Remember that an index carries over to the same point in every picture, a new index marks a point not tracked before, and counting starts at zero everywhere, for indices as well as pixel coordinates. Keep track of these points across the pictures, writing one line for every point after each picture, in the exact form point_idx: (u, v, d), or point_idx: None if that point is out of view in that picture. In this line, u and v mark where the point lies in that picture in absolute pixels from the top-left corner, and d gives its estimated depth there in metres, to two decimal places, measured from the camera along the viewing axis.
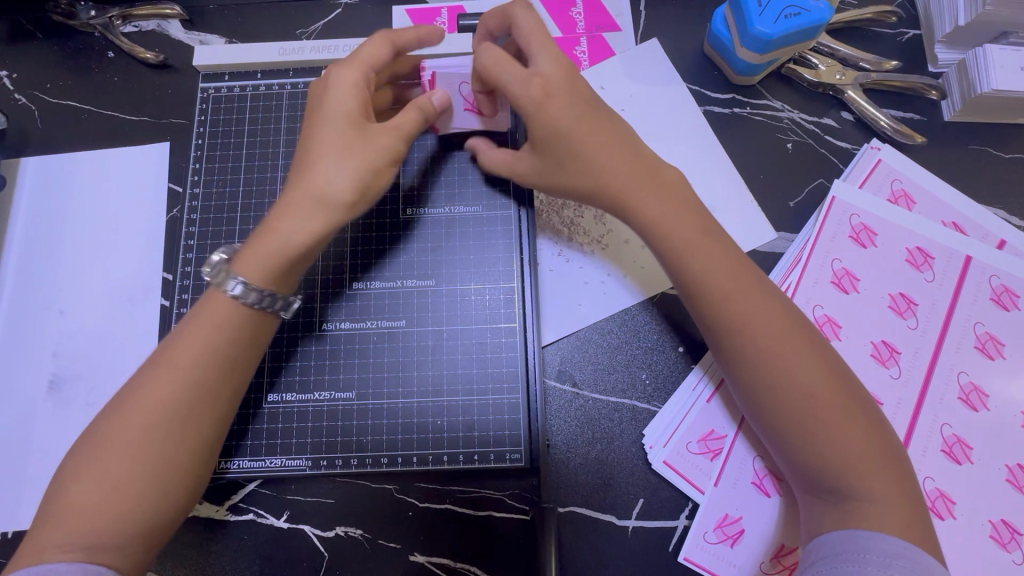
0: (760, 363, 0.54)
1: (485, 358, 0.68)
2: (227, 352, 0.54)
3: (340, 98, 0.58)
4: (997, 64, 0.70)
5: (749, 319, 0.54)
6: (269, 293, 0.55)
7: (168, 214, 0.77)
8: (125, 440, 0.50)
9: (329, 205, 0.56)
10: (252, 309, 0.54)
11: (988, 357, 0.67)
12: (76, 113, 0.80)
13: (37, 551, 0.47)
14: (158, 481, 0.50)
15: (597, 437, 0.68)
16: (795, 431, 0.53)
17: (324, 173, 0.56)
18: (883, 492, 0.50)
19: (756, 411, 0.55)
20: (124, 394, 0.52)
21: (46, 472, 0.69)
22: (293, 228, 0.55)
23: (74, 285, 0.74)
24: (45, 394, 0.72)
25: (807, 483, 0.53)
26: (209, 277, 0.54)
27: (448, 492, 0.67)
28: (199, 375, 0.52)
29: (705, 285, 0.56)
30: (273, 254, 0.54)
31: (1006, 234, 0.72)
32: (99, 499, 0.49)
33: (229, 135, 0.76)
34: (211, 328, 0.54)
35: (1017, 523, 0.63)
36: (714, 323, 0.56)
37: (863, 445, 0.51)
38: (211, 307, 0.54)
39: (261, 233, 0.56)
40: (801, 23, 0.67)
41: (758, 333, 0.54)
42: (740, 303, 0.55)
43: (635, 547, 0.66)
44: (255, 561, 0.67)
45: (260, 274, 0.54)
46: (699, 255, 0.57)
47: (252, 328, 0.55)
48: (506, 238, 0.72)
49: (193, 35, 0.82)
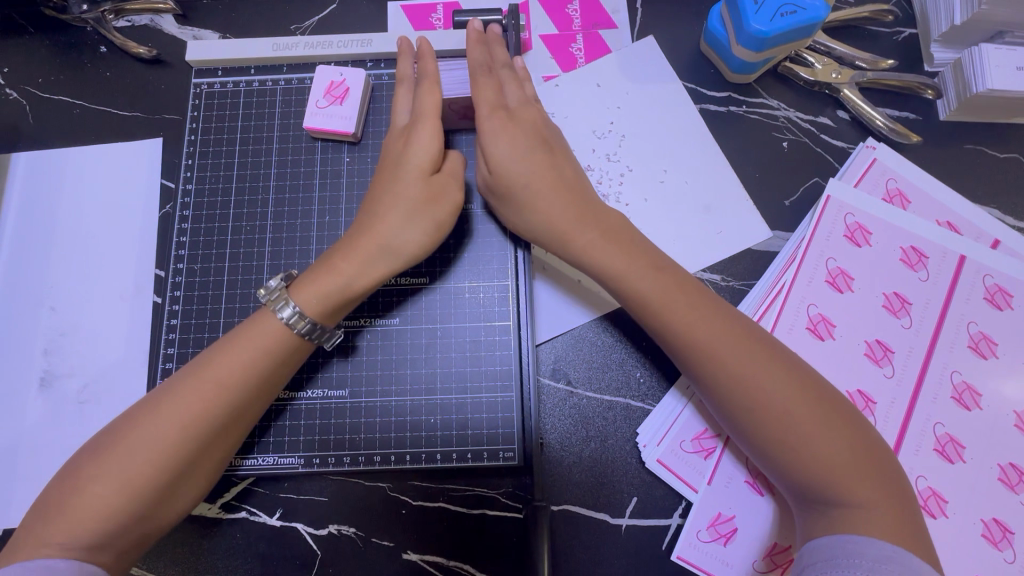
0: (729, 381, 0.54)
1: (478, 356, 0.68)
2: (260, 373, 0.56)
3: (414, 150, 0.60)
4: (993, 63, 0.70)
5: (711, 342, 0.55)
6: (321, 325, 0.59)
7: (161, 210, 0.77)
8: (152, 447, 0.51)
9: (397, 254, 0.60)
10: (301, 338, 0.58)
11: (981, 356, 0.67)
12: (68, 108, 0.79)
13: (36, 546, 0.48)
14: (171, 490, 0.52)
15: (591, 436, 0.68)
16: (773, 444, 0.53)
17: (392, 224, 0.59)
18: (869, 495, 0.50)
19: (733, 427, 0.55)
20: (153, 398, 0.54)
21: (38, 469, 0.68)
22: (356, 271, 0.59)
23: (66, 280, 0.74)
24: (36, 391, 0.71)
25: (794, 491, 0.53)
26: (267, 300, 0.58)
27: (441, 490, 0.67)
28: (234, 394, 0.54)
29: (663, 308, 0.56)
30: (333, 294, 0.58)
31: (1001, 233, 0.72)
32: (118, 500, 0.50)
33: (223, 132, 0.75)
34: (251, 349, 0.56)
35: (1009, 521, 0.63)
36: (678, 344, 0.56)
37: (843, 450, 0.51)
38: (261, 329, 0.57)
39: (320, 273, 0.59)
40: (799, 21, 0.66)
41: (723, 351, 0.54)
42: (700, 326, 0.55)
43: (629, 545, 0.66)
44: (248, 559, 0.66)
45: (319, 311, 0.58)
46: (651, 279, 0.58)
47: (291, 354, 0.58)
48: (500, 236, 0.71)
49: (187, 30, 0.81)
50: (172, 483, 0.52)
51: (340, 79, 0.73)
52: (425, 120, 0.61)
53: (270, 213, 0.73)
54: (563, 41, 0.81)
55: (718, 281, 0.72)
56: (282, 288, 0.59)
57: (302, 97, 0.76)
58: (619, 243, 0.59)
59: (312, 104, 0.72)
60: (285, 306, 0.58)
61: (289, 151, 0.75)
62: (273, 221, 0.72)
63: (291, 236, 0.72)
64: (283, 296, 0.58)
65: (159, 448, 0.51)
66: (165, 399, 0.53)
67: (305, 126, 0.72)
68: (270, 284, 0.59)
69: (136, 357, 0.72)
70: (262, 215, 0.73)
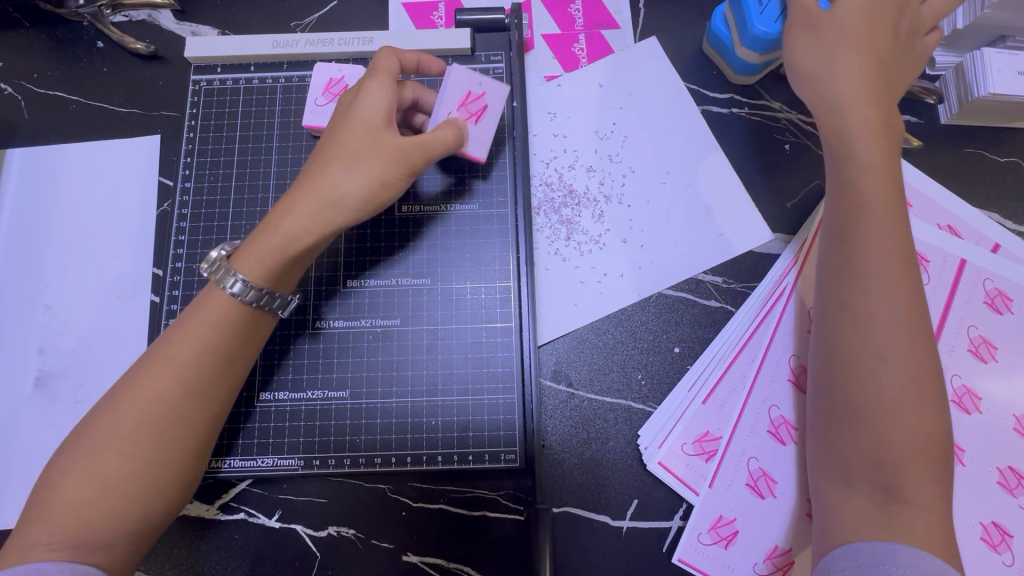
0: (868, 320, 0.51)
1: (480, 357, 0.68)
2: (216, 353, 0.54)
3: (354, 110, 0.59)
4: (995, 67, 0.69)
5: (873, 273, 0.52)
6: (270, 291, 0.56)
7: (159, 208, 0.76)
8: (116, 437, 0.50)
9: (339, 207, 0.57)
10: (249, 306, 0.56)
11: (981, 360, 0.68)
12: (64, 104, 0.78)
13: (24, 548, 0.47)
14: (149, 480, 0.51)
15: (592, 438, 0.68)
16: (865, 408, 0.50)
17: (332, 176, 0.57)
18: (927, 501, 0.48)
19: (833, 375, 0.53)
20: (115, 390, 0.53)
21: (31, 470, 0.67)
22: (295, 227, 0.56)
23: (61, 279, 0.73)
24: (31, 390, 0.70)
25: (845, 463, 0.51)
26: (209, 273, 0.56)
27: (442, 491, 0.67)
28: (188, 375, 0.53)
29: (848, 223, 0.54)
30: (274, 255, 0.56)
31: (1001, 237, 0.72)
32: (93, 493, 0.49)
33: (221, 128, 0.75)
34: (205, 325, 0.55)
35: (1008, 524, 0.63)
36: (841, 271, 0.54)
37: (924, 450, 0.49)
38: (209, 304, 0.55)
39: (259, 236, 0.57)
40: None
41: (876, 293, 0.51)
42: (869, 254, 0.52)
43: (629, 547, 0.65)
44: (247, 561, 0.66)
45: (262, 274, 0.56)
46: (862, 191, 0.54)
47: (246, 324, 0.57)
48: (502, 237, 0.71)
49: (185, 25, 0.80)
50: (143, 472, 0.51)
51: (337, 75, 0.73)
52: (372, 81, 0.60)
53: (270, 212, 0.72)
54: (565, 40, 0.81)
55: (721, 283, 0.72)
56: (221, 258, 0.57)
57: (302, 95, 0.75)
58: (867, 149, 0.55)
59: (311, 97, 0.73)
60: (225, 273, 0.56)
61: (290, 149, 0.74)
62: None
63: None
64: (224, 266, 0.56)
65: (122, 437, 0.50)
66: (126, 389, 0.52)
67: (304, 124, 0.73)
68: (210, 258, 0.57)
69: (133, 357, 0.71)
70: (261, 214, 0.72)
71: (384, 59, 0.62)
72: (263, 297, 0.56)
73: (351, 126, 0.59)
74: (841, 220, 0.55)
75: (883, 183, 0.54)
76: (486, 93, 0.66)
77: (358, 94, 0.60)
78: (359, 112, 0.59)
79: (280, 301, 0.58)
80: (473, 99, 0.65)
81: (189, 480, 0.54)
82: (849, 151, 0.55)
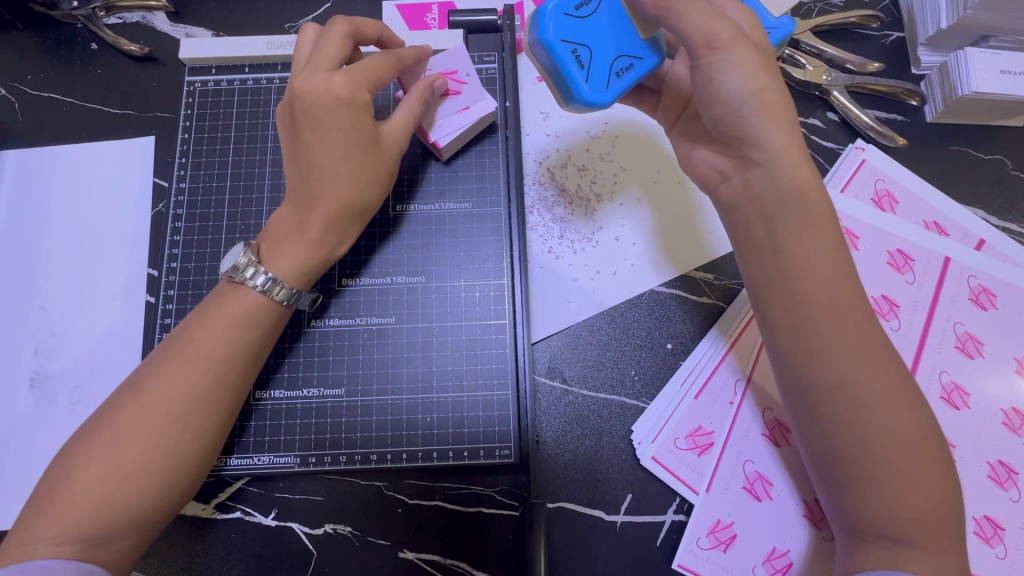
0: (844, 387, 0.52)
1: (475, 354, 0.69)
2: (239, 354, 0.55)
3: (333, 103, 0.57)
4: (977, 67, 0.71)
5: (842, 340, 0.52)
6: (299, 291, 0.58)
7: (153, 209, 0.76)
8: (142, 427, 0.51)
9: (361, 214, 0.60)
10: (281, 306, 0.57)
11: (968, 356, 0.69)
12: (58, 106, 0.78)
13: (24, 544, 0.47)
14: (170, 473, 0.51)
15: (586, 433, 0.69)
16: (865, 469, 0.51)
17: (345, 184, 0.58)
18: (936, 543, 0.50)
19: (818, 441, 0.54)
20: (139, 383, 0.53)
21: (25, 471, 0.67)
22: (324, 233, 0.58)
23: (55, 281, 0.73)
24: (26, 391, 0.70)
25: (852, 520, 0.53)
26: (234, 273, 0.57)
27: (438, 488, 0.67)
28: (218, 369, 0.54)
29: (799, 296, 0.53)
30: (312, 261, 0.58)
31: (985, 234, 0.73)
32: (109, 484, 0.49)
33: (216, 129, 0.75)
34: (230, 325, 0.55)
35: (998, 517, 0.64)
36: (805, 344, 0.53)
37: (931, 495, 0.51)
38: (232, 303, 0.56)
39: (284, 243, 0.57)
40: (634, 79, 0.58)
41: (846, 362, 0.52)
42: (830, 322, 0.52)
43: (625, 541, 0.66)
44: (243, 560, 0.66)
45: (298, 280, 0.58)
46: (796, 258, 0.54)
47: (272, 330, 0.58)
48: (495, 236, 0.72)
49: (180, 27, 0.81)
50: (162, 465, 0.51)
51: None
52: (340, 72, 0.58)
53: (265, 212, 0.73)
54: None
55: (712, 280, 0.73)
56: (250, 258, 0.57)
57: None
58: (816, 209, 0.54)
59: None
60: (254, 272, 0.56)
61: (284, 150, 0.75)
62: (268, 219, 0.72)
63: None
64: (253, 267, 0.56)
65: (149, 430, 0.51)
66: (150, 381, 0.52)
67: None
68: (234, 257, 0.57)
69: (129, 358, 0.71)
70: (257, 213, 0.73)
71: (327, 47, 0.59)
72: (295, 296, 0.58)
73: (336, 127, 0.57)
74: (783, 294, 0.54)
75: (829, 239, 0.54)
76: (468, 84, 0.68)
77: (325, 88, 0.57)
78: (343, 108, 0.57)
79: (306, 298, 0.60)
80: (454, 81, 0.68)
81: (203, 479, 0.55)
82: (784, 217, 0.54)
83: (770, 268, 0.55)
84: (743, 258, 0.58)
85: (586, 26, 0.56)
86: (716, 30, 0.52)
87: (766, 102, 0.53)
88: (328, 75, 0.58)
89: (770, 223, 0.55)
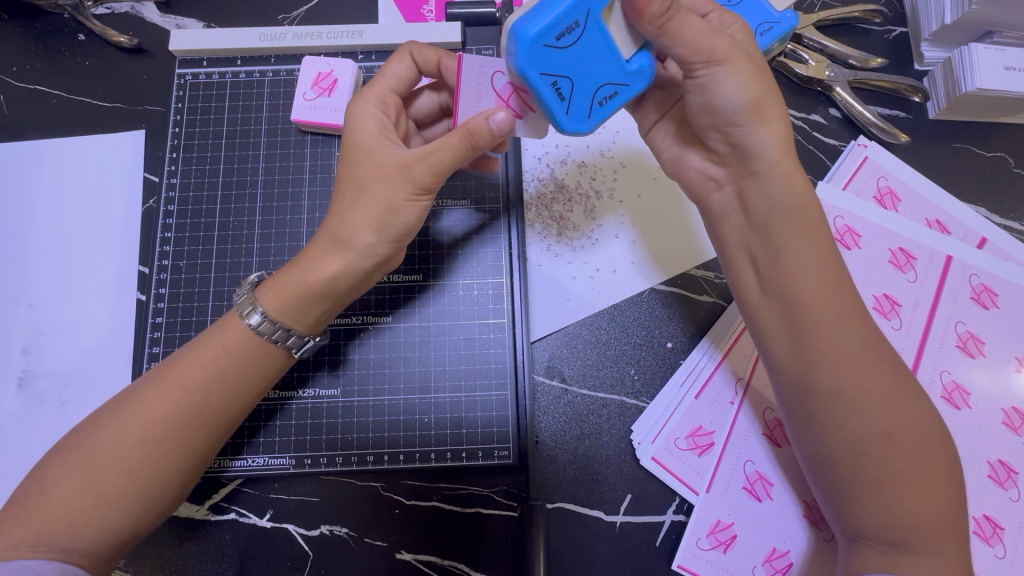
0: (840, 394, 0.51)
1: (474, 354, 0.69)
2: (223, 381, 0.53)
3: (355, 130, 0.57)
4: (982, 63, 0.70)
5: (835, 347, 0.52)
6: (293, 330, 0.55)
7: (144, 205, 0.74)
8: (115, 449, 0.50)
9: (351, 244, 0.54)
10: (277, 346, 0.55)
11: (969, 356, 0.69)
12: (44, 99, 0.76)
13: (5, 548, 0.46)
14: (143, 494, 0.50)
15: (585, 434, 0.68)
16: (865, 476, 0.51)
17: (344, 214, 0.54)
18: (940, 550, 0.50)
19: (814, 448, 0.54)
20: (120, 402, 0.52)
21: (13, 471, 0.66)
22: (314, 263, 0.54)
23: (42, 277, 0.72)
24: (15, 391, 0.69)
25: (851, 524, 0.52)
26: (237, 302, 0.56)
27: (435, 489, 0.67)
28: (194, 398, 0.52)
29: (799, 305, 0.53)
30: (296, 292, 0.54)
31: (987, 232, 0.73)
32: (80, 499, 0.48)
33: (208, 123, 0.74)
34: (214, 350, 0.54)
35: (999, 517, 0.64)
36: (801, 352, 0.53)
37: (936, 499, 0.50)
38: (225, 332, 0.55)
39: (283, 275, 0.55)
40: (616, 108, 0.51)
41: (841, 369, 0.52)
42: (825, 328, 0.52)
43: (624, 542, 0.65)
44: (236, 561, 0.65)
45: (286, 311, 0.54)
46: (789, 266, 0.53)
47: (267, 364, 0.55)
48: (494, 236, 0.72)
49: (170, 18, 0.78)
50: (136, 487, 0.50)
51: (327, 70, 0.72)
52: (367, 110, 0.58)
53: (258, 208, 0.71)
54: None
55: (713, 278, 0.72)
56: (250, 291, 0.56)
57: (290, 89, 0.75)
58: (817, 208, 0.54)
59: (299, 92, 0.72)
60: (252, 310, 0.55)
61: (278, 145, 0.73)
62: (262, 216, 0.71)
63: (278, 244, 0.70)
64: (250, 301, 0.55)
65: (121, 452, 0.50)
66: (130, 402, 0.52)
67: (293, 119, 0.71)
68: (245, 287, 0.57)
69: (120, 356, 0.70)
70: (250, 211, 0.71)
71: (390, 81, 0.60)
72: (283, 334, 0.55)
73: (362, 165, 0.55)
74: (774, 303, 0.54)
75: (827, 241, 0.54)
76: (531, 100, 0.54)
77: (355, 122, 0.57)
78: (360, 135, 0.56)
79: (296, 340, 0.56)
80: (521, 101, 0.53)
81: (176, 505, 0.53)
82: (780, 226, 0.53)
83: (764, 277, 0.55)
84: (730, 266, 0.58)
85: (563, 57, 0.47)
86: (713, 43, 0.49)
87: (753, 111, 0.51)
88: (357, 111, 0.58)
89: (758, 236, 0.55)
